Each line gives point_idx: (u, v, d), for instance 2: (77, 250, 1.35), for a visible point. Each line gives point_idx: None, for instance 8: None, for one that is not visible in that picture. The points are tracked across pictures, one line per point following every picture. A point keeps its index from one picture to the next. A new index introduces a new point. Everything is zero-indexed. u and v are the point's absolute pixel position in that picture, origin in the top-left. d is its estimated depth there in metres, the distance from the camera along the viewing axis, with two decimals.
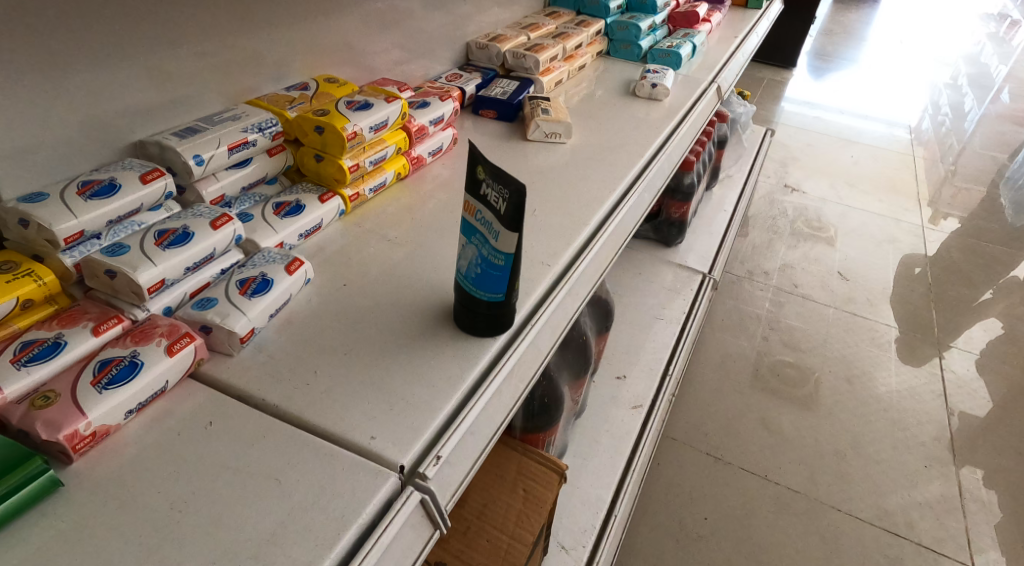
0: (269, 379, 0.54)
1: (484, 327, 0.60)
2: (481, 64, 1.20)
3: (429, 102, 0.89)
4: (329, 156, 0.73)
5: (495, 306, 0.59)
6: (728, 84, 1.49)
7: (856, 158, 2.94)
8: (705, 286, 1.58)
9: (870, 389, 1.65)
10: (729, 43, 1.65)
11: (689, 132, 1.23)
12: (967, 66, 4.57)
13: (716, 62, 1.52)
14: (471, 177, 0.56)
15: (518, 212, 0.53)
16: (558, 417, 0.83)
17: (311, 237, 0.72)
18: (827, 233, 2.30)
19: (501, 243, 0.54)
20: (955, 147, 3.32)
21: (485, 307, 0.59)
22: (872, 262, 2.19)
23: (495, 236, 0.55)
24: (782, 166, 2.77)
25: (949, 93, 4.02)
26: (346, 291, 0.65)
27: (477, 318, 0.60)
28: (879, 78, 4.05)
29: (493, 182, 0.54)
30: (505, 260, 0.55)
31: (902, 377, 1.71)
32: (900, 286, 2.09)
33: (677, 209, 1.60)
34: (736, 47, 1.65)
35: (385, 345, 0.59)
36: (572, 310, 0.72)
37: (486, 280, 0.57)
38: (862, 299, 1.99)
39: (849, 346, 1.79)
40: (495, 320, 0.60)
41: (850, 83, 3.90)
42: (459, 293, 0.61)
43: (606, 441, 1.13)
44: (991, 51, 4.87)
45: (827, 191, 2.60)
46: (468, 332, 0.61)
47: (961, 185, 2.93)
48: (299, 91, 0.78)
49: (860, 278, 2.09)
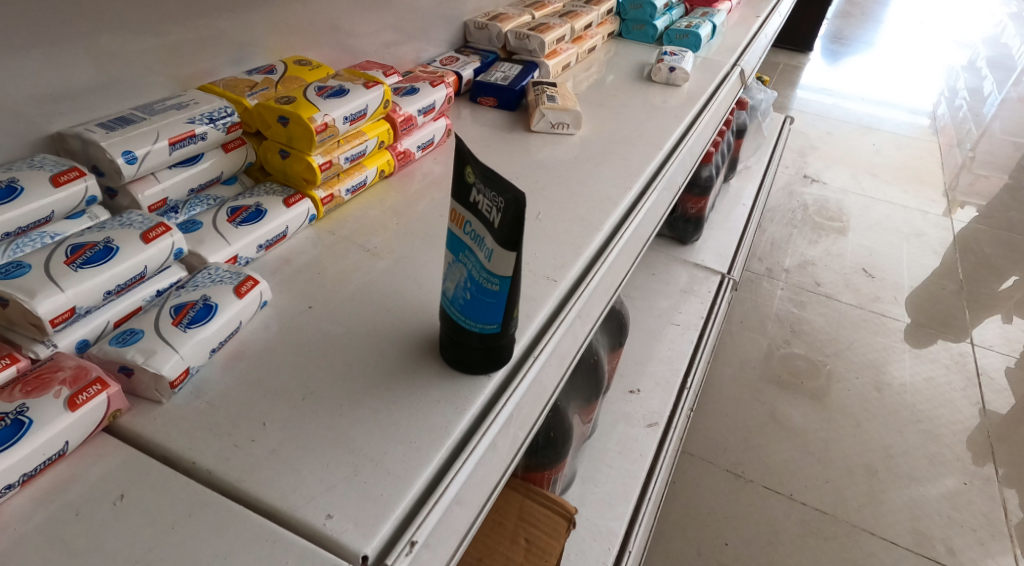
0: (204, 436, 0.43)
1: (477, 364, 0.49)
2: (480, 46, 1.08)
3: (419, 87, 0.78)
4: (296, 152, 0.62)
5: (490, 340, 0.48)
6: (752, 68, 1.37)
7: (878, 146, 2.81)
8: (724, 288, 1.46)
9: (900, 397, 1.53)
10: (750, 23, 1.52)
11: (711, 120, 1.11)
12: (988, 46, 4.40)
13: (738, 44, 1.40)
14: (458, 181, 0.46)
15: (516, 226, 0.42)
16: (567, 452, 0.73)
17: (276, 248, 0.61)
18: (843, 224, 2.18)
19: (495, 263, 0.44)
20: (974, 133, 3.18)
21: (476, 342, 0.48)
22: (896, 257, 2.06)
23: (487, 256, 0.44)
24: (800, 155, 2.64)
25: (969, 76, 3.87)
26: (312, 316, 0.55)
27: (468, 354, 0.49)
28: (898, 62, 3.89)
29: (485, 187, 0.43)
30: (501, 284, 0.45)
31: (934, 383, 1.59)
32: (929, 283, 1.97)
33: (694, 205, 1.50)
34: (758, 27, 1.52)
35: (356, 385, 0.48)
36: (583, 335, 0.61)
37: (476, 309, 0.46)
38: (888, 297, 1.87)
39: (877, 349, 1.67)
40: (490, 356, 0.49)
41: (868, 68, 3.75)
42: (445, 323, 0.50)
43: (619, 464, 1.03)
44: (1016, 31, 4.69)
45: (848, 181, 2.47)
46: (457, 370, 0.50)
47: (982, 172, 2.80)
48: (263, 75, 0.67)
49: (886, 274, 1.97)
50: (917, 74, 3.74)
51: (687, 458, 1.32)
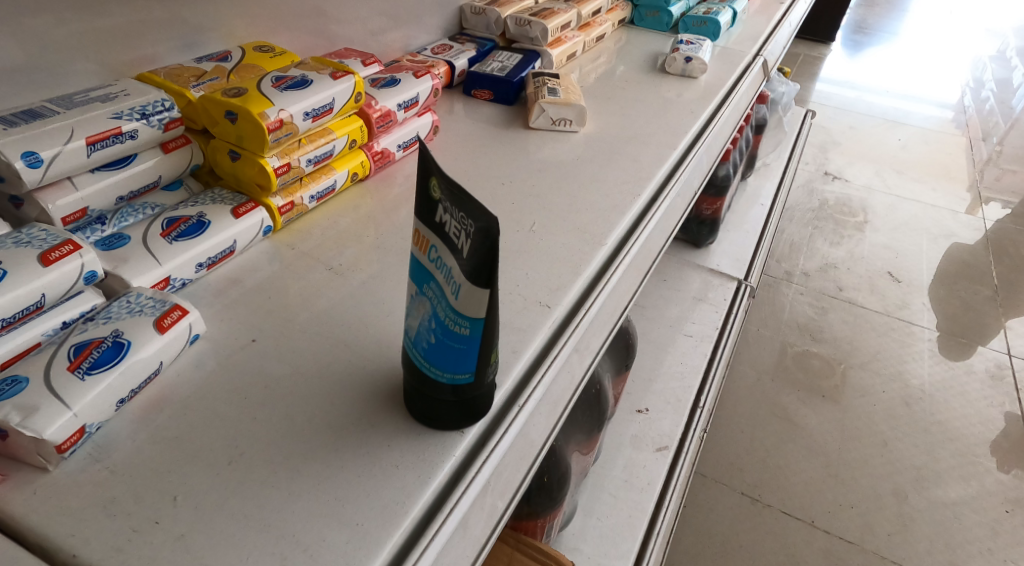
0: (94, 517, 0.35)
1: (448, 419, 0.40)
2: (477, 33, 0.98)
3: (401, 77, 0.68)
4: (247, 153, 0.53)
5: (462, 394, 0.39)
6: (776, 58, 1.27)
7: (903, 142, 2.68)
8: (742, 295, 1.37)
9: (931, 413, 1.43)
10: (773, 11, 1.42)
11: (730, 115, 1.01)
12: (1017, 34, 4.24)
13: (760, 32, 1.30)
14: (420, 195, 0.36)
15: (490, 258, 0.33)
16: (564, 497, 0.64)
17: (222, 265, 0.53)
18: (860, 222, 2.08)
19: (464, 302, 0.35)
20: (1002, 126, 3.05)
21: (447, 394, 0.39)
22: (923, 259, 1.95)
23: (455, 292, 0.35)
24: (821, 150, 2.52)
25: (996, 68, 3.72)
26: (256, 351, 0.46)
27: (436, 408, 0.40)
28: (923, 53, 3.74)
29: (453, 207, 0.34)
30: (473, 328, 0.36)
31: (966, 398, 1.49)
32: (959, 289, 1.86)
33: (709, 206, 1.40)
34: (781, 14, 1.42)
35: (298, 445, 0.40)
36: (581, 372, 0.52)
37: (443, 357, 0.37)
38: (916, 303, 1.76)
39: (904, 360, 1.57)
40: (465, 409, 0.40)
41: (892, 59, 3.61)
42: (410, 369, 0.40)
43: (625, 494, 0.94)
44: None
45: (872, 178, 2.35)
46: (424, 423, 0.41)
47: (1009, 167, 2.67)
48: (215, 62, 0.58)
49: (913, 278, 1.86)
50: (942, 65, 3.60)
51: (700, 481, 1.22)
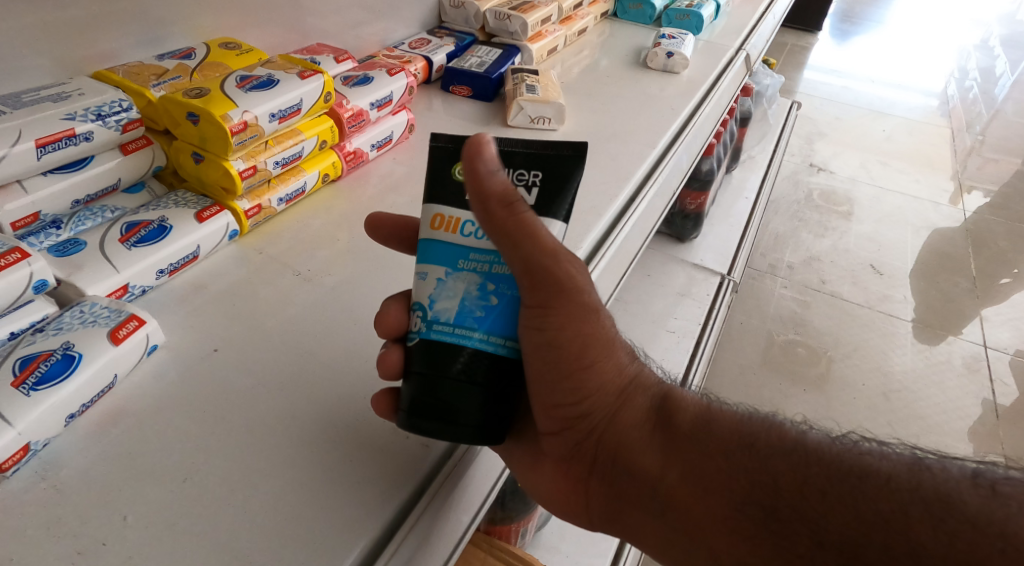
0: (37, 539, 0.34)
1: (468, 405, 0.38)
2: (456, 27, 0.96)
3: (373, 76, 0.67)
4: (210, 155, 0.52)
5: (500, 370, 0.39)
6: (760, 53, 1.26)
7: (888, 133, 2.69)
8: (724, 291, 1.38)
9: (909, 406, 1.44)
10: (758, 3, 1.42)
11: (712, 113, 1.00)
12: (1000, 23, 4.26)
13: (742, 26, 1.29)
14: (450, 172, 0.40)
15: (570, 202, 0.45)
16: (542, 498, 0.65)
17: (186, 271, 0.51)
18: (843, 214, 2.08)
19: (544, 238, 0.39)
20: (985, 115, 3.05)
21: (471, 381, 0.38)
22: (905, 251, 1.96)
23: None
24: (807, 141, 2.52)
25: (979, 56, 3.73)
26: (218, 361, 0.45)
27: (454, 406, 0.38)
28: (909, 41, 3.74)
29: (507, 164, 0.39)
30: None
31: (943, 389, 1.50)
32: (939, 280, 1.87)
33: (693, 200, 1.43)
34: (765, 7, 1.42)
35: (255, 462, 0.39)
36: None
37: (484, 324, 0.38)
38: (897, 295, 1.77)
39: (883, 353, 1.58)
40: (454, 410, 0.38)
41: (878, 47, 3.61)
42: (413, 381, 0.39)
43: None
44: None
45: (856, 169, 2.36)
46: (417, 423, 0.39)
47: (991, 156, 2.68)
48: (178, 60, 0.56)
49: (895, 270, 1.87)
50: (927, 53, 3.60)
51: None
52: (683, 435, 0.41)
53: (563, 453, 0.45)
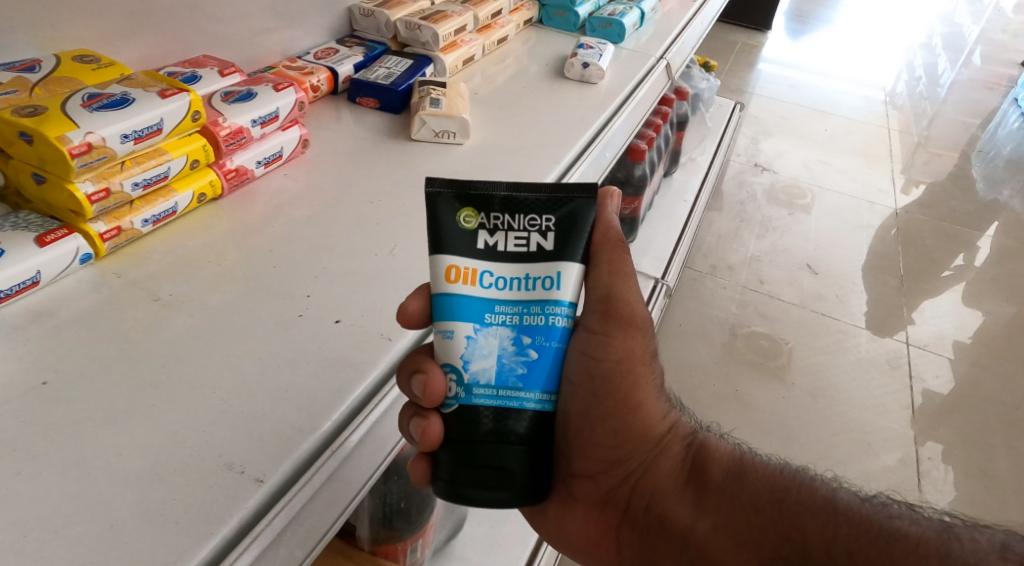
0: None
1: (508, 466, 0.42)
2: (368, 35, 0.94)
3: (257, 91, 0.65)
4: (52, 177, 0.49)
5: (543, 425, 0.43)
6: (681, 64, 1.30)
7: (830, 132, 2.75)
8: (656, 296, 1.38)
9: (835, 405, 1.48)
10: (686, 9, 1.45)
11: (627, 124, 1.01)
12: (943, 25, 4.39)
13: (666, 35, 1.33)
14: (471, 223, 0.44)
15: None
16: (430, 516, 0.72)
17: (25, 296, 0.49)
18: (783, 215, 2.12)
19: (569, 279, 0.44)
20: (926, 113, 3.13)
21: (515, 440, 0.42)
22: (840, 250, 2.01)
23: (553, 283, 0.44)
24: (752, 141, 2.56)
25: (921, 55, 3.83)
26: (45, 397, 0.43)
27: (503, 469, 0.42)
28: (856, 40, 3.82)
29: (521, 211, 0.44)
30: (557, 332, 0.44)
31: (868, 388, 1.54)
32: (872, 279, 1.92)
33: (628, 204, 1.62)
34: (694, 13, 1.45)
35: (65, 509, 0.38)
36: None
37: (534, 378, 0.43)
38: (830, 295, 1.81)
39: (813, 353, 1.61)
40: (494, 466, 0.42)
41: (825, 46, 3.67)
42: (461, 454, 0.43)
43: None
44: (967, 11, 4.70)
45: (799, 169, 2.41)
46: (464, 489, 0.42)
47: (927, 154, 2.76)
48: (18, 73, 0.52)
49: (829, 270, 1.91)
50: (873, 52, 3.68)
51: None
52: (720, 481, 0.50)
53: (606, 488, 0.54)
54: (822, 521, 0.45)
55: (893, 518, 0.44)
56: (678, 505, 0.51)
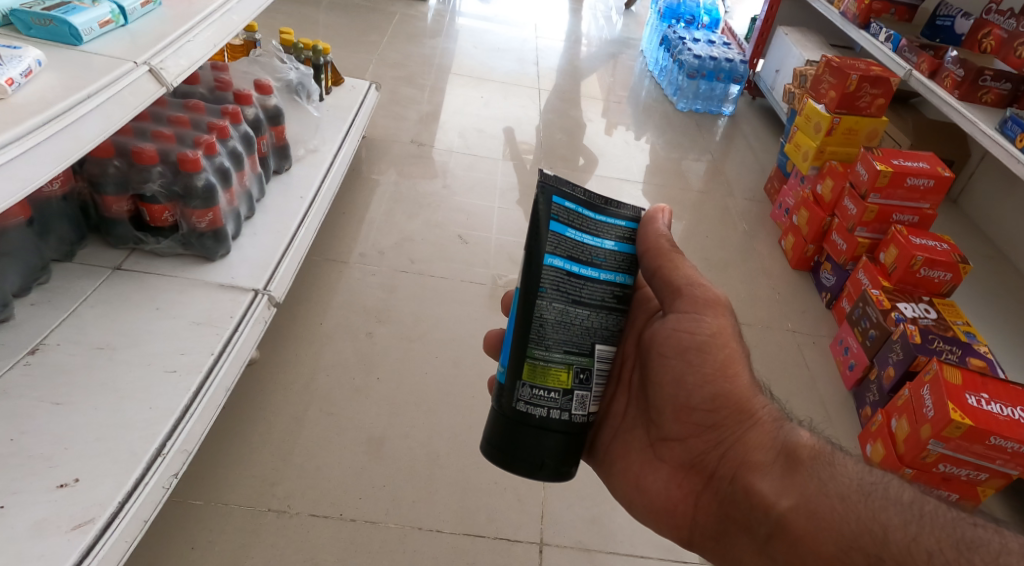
0: None
1: (528, 436, 0.99)
2: None
3: None
4: None
5: (550, 393, 0.99)
6: (180, 69, 1.26)
7: (450, 181, 3.26)
8: (225, 360, 1.45)
9: (422, 439, 1.96)
10: (199, 12, 1.40)
11: (45, 148, 0.98)
12: (557, 44, 5.40)
13: (164, 36, 1.27)
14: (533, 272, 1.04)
15: (629, 245, 1.06)
16: None
17: None
18: (411, 270, 2.59)
19: (534, 294, 0.99)
20: (535, 139, 3.87)
21: (548, 426, 0.99)
22: (449, 296, 2.49)
23: (530, 294, 0.99)
24: (390, 202, 2.99)
25: (540, 80, 4.68)
26: None
27: (540, 430, 0.99)
28: (494, 78, 4.56)
29: (551, 247, 0.99)
30: (520, 325, 1.00)
31: (449, 420, 2.03)
32: (478, 317, 2.42)
33: (201, 217, 1.59)
34: (207, 16, 1.41)
35: None
36: None
37: (517, 366, 1.00)
38: (426, 337, 2.30)
39: (416, 400, 2.07)
40: (523, 423, 0.99)
41: (466, 88, 4.34)
42: (489, 416, 1.04)
43: None
44: (596, 42, 5.61)
45: (420, 224, 2.88)
46: (504, 445, 1.00)
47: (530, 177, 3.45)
48: None
49: (430, 315, 2.39)
50: (504, 88, 4.44)
51: (201, 547, 1.62)
52: (804, 452, 0.99)
53: (688, 459, 1.10)
54: (896, 510, 0.89)
55: (976, 525, 0.85)
56: (762, 472, 1.00)
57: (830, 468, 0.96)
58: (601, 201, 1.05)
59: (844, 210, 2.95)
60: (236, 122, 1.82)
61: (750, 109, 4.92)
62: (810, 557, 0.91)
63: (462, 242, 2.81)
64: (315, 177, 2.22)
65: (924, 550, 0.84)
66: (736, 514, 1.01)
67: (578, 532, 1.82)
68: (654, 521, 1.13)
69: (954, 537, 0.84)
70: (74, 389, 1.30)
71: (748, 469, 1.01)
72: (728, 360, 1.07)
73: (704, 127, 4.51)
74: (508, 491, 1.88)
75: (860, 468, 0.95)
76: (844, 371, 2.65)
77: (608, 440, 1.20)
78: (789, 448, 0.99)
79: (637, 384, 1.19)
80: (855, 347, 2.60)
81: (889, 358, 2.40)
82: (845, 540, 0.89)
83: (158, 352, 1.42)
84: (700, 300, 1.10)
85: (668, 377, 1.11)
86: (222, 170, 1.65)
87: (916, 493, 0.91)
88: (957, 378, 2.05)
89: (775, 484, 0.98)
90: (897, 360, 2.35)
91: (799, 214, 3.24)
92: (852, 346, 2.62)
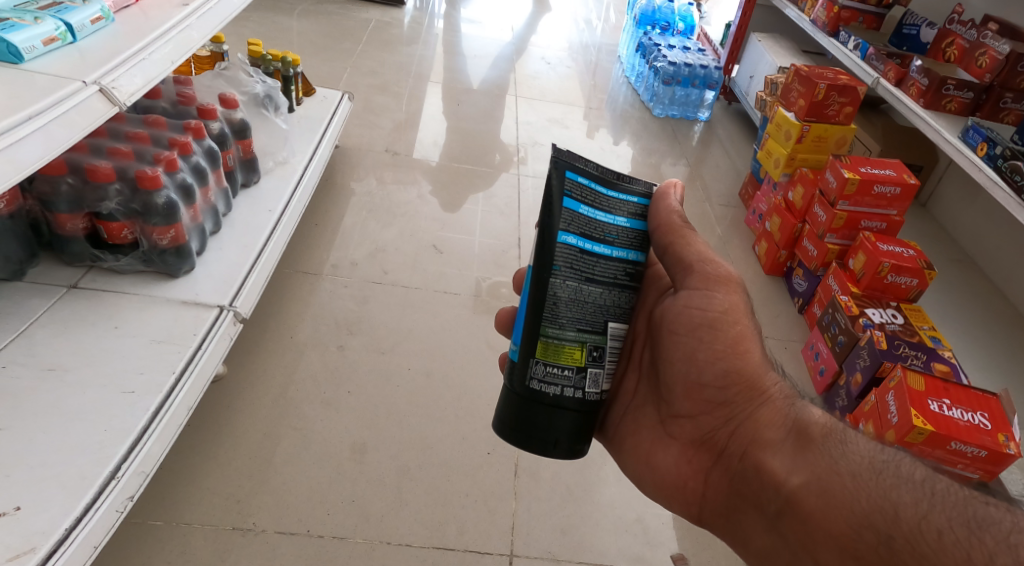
0: None
1: (540, 413, 1.01)
2: None
3: None
4: None
5: (563, 370, 1.01)
6: (135, 87, 1.25)
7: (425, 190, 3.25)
8: (189, 379, 1.44)
9: (391, 451, 1.96)
10: (156, 27, 1.39)
11: None
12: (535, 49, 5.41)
13: (117, 53, 1.27)
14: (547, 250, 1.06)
15: (641, 221, 1.09)
16: None
17: None
18: (383, 281, 2.58)
19: (548, 271, 1.01)
20: (511, 146, 3.87)
21: (561, 404, 1.01)
22: (422, 307, 2.49)
23: (545, 271, 1.01)
24: (363, 212, 2.98)
25: (518, 85, 4.69)
26: None
27: (553, 407, 1.01)
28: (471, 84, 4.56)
29: (565, 223, 1.01)
30: (533, 302, 1.01)
31: (419, 433, 2.02)
32: (451, 327, 2.42)
33: (162, 234, 1.57)
34: (165, 31, 1.40)
35: None
36: None
37: (531, 343, 1.02)
38: (398, 349, 2.29)
39: (387, 413, 2.06)
40: (536, 401, 1.01)
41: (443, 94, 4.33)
42: (502, 395, 1.06)
43: None
44: (574, 47, 5.63)
45: (393, 234, 2.87)
46: (518, 423, 1.02)
47: (505, 183, 3.45)
48: None
49: (402, 326, 2.38)
50: (480, 94, 4.45)
51: None
52: (816, 433, 0.99)
53: (698, 435, 1.11)
54: (907, 489, 0.89)
55: (987, 503, 0.85)
56: (773, 450, 1.01)
57: (841, 447, 0.96)
58: (612, 177, 1.07)
59: (814, 217, 2.99)
60: (200, 136, 1.80)
61: (725, 115, 4.96)
62: (819, 535, 0.91)
63: (436, 252, 2.81)
64: (284, 190, 2.21)
65: (934, 528, 0.84)
66: (747, 492, 1.02)
67: (546, 542, 1.83)
68: (664, 496, 1.15)
69: (963, 515, 0.84)
70: (19, 413, 1.29)
71: (758, 447, 1.02)
72: (740, 337, 1.09)
73: (679, 133, 4.54)
74: (478, 502, 1.88)
75: (872, 448, 0.95)
76: (815, 376, 2.68)
77: (620, 417, 1.23)
78: (800, 426, 1.00)
79: (649, 362, 1.22)
80: (825, 353, 2.63)
81: (856, 364, 2.43)
82: (857, 518, 0.89)
83: (116, 372, 1.40)
84: (710, 278, 1.12)
85: (680, 354, 1.13)
86: (185, 186, 1.64)
87: (926, 470, 0.91)
88: (920, 383, 2.08)
89: (786, 462, 0.98)
90: (864, 366, 2.39)
91: (771, 221, 3.28)
92: (822, 351, 2.65)
